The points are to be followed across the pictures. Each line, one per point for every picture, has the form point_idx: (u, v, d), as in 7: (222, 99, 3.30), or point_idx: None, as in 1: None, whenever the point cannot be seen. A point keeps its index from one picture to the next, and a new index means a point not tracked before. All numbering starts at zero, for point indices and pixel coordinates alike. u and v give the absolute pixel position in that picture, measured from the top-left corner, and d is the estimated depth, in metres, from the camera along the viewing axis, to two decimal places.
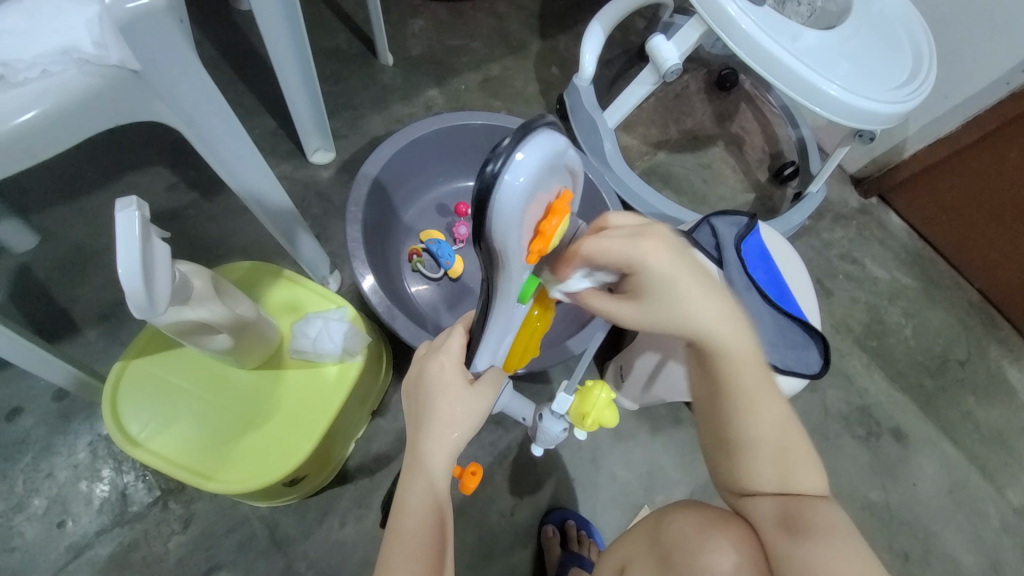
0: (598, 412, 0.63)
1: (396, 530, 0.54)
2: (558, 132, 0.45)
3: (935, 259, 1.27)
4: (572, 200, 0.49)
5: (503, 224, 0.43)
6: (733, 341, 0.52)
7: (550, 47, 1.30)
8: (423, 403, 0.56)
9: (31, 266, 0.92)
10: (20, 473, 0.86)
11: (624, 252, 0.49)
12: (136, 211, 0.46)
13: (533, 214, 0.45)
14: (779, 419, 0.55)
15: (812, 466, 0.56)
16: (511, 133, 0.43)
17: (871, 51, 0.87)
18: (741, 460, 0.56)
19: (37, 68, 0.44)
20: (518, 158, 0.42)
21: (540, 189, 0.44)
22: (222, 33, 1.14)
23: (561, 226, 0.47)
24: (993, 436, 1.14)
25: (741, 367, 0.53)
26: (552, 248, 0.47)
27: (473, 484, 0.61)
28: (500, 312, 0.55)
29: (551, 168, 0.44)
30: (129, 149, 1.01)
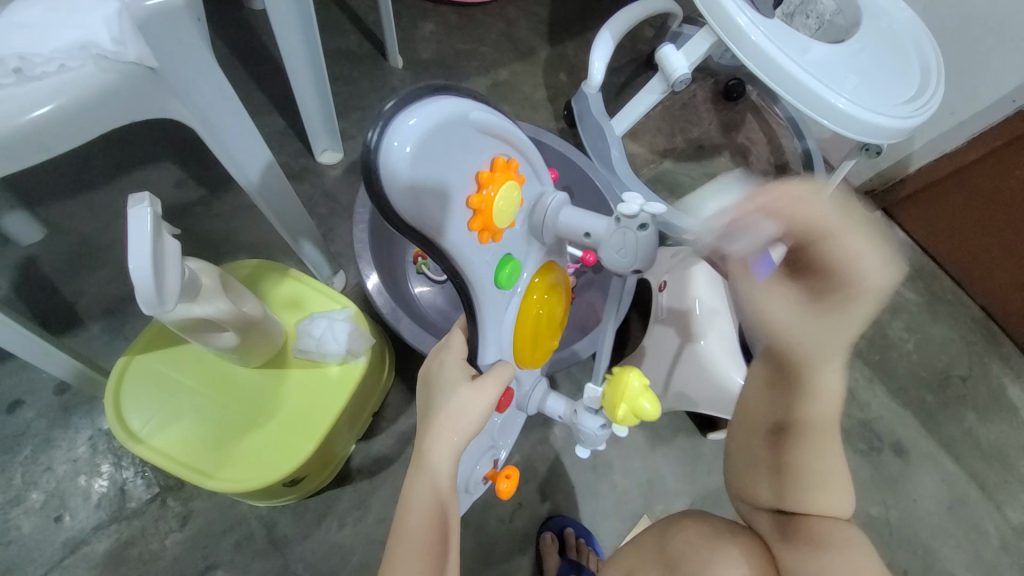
0: (631, 399, 0.62)
1: (399, 530, 0.54)
2: (450, 96, 0.46)
3: (938, 274, 1.27)
4: (509, 169, 0.51)
5: (403, 193, 0.44)
6: (826, 358, 0.51)
7: (559, 54, 1.31)
8: (431, 402, 0.57)
9: (37, 258, 0.93)
10: (18, 466, 0.85)
11: (855, 248, 0.45)
12: (148, 207, 0.46)
13: (448, 181, 0.46)
14: (826, 438, 0.55)
15: (834, 485, 0.54)
16: (393, 100, 0.44)
17: (879, 67, 0.87)
18: (783, 470, 0.56)
19: (54, 63, 0.44)
20: (400, 125, 0.43)
21: (438, 153, 0.45)
22: (234, 31, 1.15)
23: (495, 197, 0.49)
24: (993, 453, 1.14)
25: (817, 381, 0.52)
26: (495, 213, 0.50)
27: (511, 488, 0.62)
28: (487, 304, 0.57)
29: (451, 131, 0.45)
30: (137, 144, 1.01)
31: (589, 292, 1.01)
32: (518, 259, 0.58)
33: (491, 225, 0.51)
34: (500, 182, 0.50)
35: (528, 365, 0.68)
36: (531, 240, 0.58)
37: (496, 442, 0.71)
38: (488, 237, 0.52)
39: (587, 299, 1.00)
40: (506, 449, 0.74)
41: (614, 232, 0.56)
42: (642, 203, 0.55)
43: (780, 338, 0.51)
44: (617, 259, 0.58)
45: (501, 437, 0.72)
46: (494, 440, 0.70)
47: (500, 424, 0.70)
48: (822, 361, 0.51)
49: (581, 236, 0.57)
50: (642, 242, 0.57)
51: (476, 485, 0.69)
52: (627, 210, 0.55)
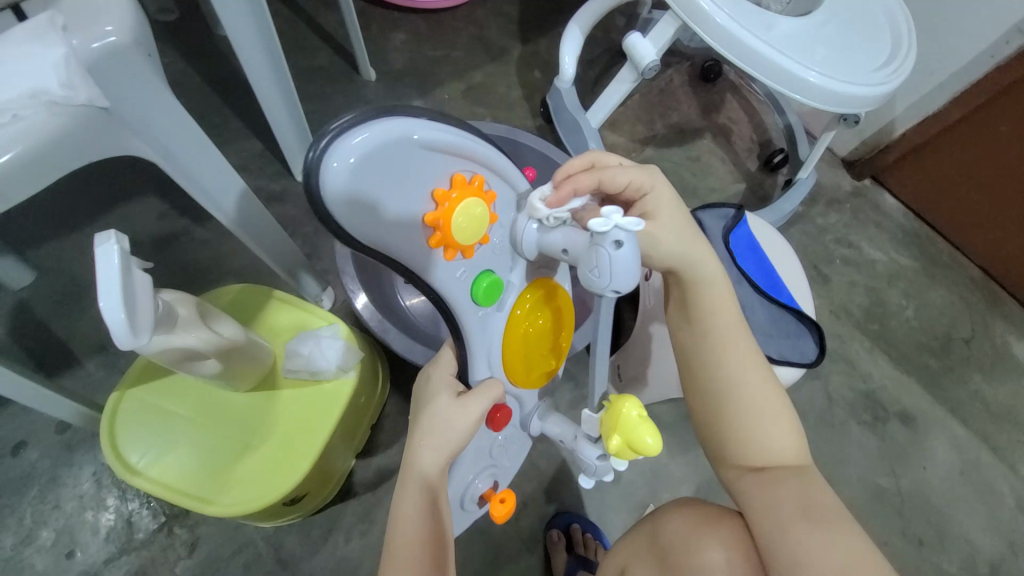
0: (627, 429, 0.54)
1: (393, 546, 0.56)
2: (396, 115, 0.48)
3: (933, 238, 1.25)
4: (468, 183, 0.52)
5: (348, 211, 0.48)
6: (708, 264, 0.59)
7: (531, 52, 1.31)
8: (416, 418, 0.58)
9: (28, 301, 0.94)
10: (27, 506, 0.87)
11: (628, 176, 0.57)
12: (115, 244, 0.46)
13: (397, 199, 0.49)
14: (756, 362, 0.59)
15: (791, 429, 0.58)
16: (339, 121, 0.46)
17: (847, 37, 0.86)
18: (744, 415, 0.57)
19: (8, 114, 0.44)
20: (339, 147, 0.46)
21: (381, 172, 0.47)
22: (206, 60, 1.16)
23: (450, 210, 0.50)
24: (1002, 413, 1.12)
25: (714, 289, 0.59)
26: (453, 231, 0.51)
27: (506, 513, 0.62)
28: (468, 320, 0.59)
29: (395, 152, 0.48)
30: (117, 179, 1.02)
31: (579, 284, 0.96)
32: (500, 276, 0.59)
33: (452, 241, 0.52)
34: (454, 197, 0.50)
35: (524, 384, 0.68)
36: (515, 256, 0.59)
37: (496, 463, 0.69)
38: (452, 253, 0.53)
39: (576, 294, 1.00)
40: (511, 470, 0.71)
41: (588, 252, 0.48)
42: (619, 219, 0.45)
43: (675, 257, 0.58)
44: (591, 282, 0.48)
45: (503, 455, 0.69)
46: (496, 459, 0.68)
47: (499, 442, 0.68)
48: (708, 267, 0.59)
49: (560, 252, 0.55)
50: (620, 264, 0.46)
51: (472, 503, 0.67)
52: (598, 228, 0.46)
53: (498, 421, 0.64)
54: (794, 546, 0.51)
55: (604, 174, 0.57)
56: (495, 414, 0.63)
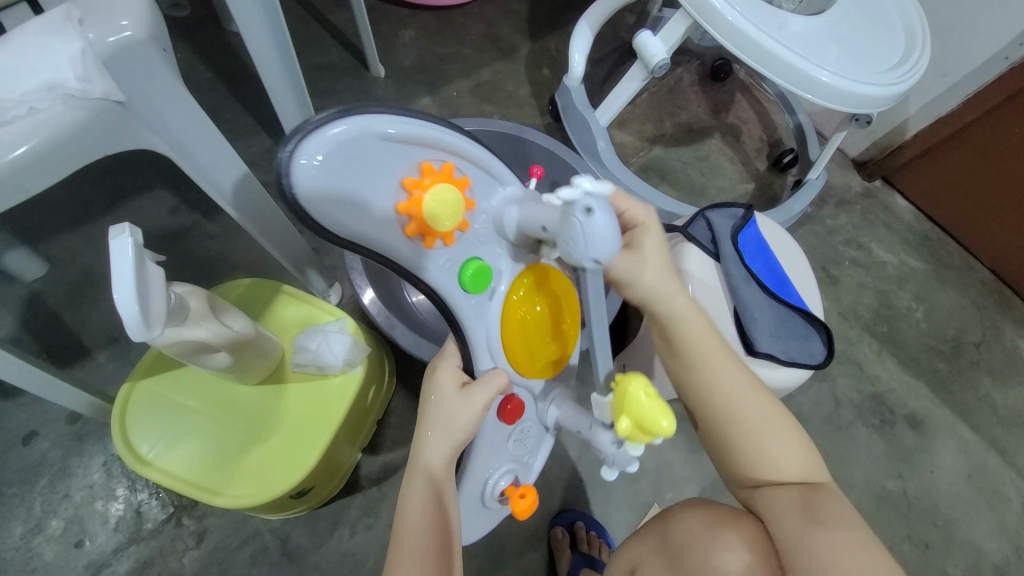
0: (639, 411, 0.52)
1: (401, 540, 0.56)
2: (358, 113, 0.52)
3: (944, 240, 1.24)
4: (435, 171, 0.55)
5: (325, 206, 0.52)
6: (682, 304, 0.58)
7: (540, 49, 1.31)
8: (424, 412, 0.59)
9: (41, 293, 0.95)
10: (37, 495, 0.88)
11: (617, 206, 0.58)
12: (128, 237, 0.47)
13: (368, 192, 0.53)
14: (748, 392, 0.58)
15: (793, 449, 0.58)
16: (306, 123, 0.51)
17: (860, 35, 0.85)
18: (735, 444, 0.58)
19: (23, 106, 0.44)
20: (308, 146, 0.50)
21: (350, 167, 0.52)
22: (217, 55, 1.16)
23: (419, 197, 0.54)
24: (1011, 418, 1.11)
25: (693, 328, 0.58)
26: (426, 216, 0.54)
27: (527, 508, 0.63)
28: (461, 308, 0.62)
29: (362, 148, 0.52)
30: (129, 173, 1.03)
31: None
32: (489, 265, 0.61)
33: (426, 226, 0.55)
34: (421, 183, 0.54)
35: (532, 375, 0.68)
36: (501, 241, 0.62)
37: (513, 459, 0.68)
38: (429, 239, 0.57)
39: None
40: (529, 467, 0.71)
41: (563, 224, 0.49)
42: (586, 184, 0.47)
43: (648, 300, 0.58)
44: (569, 253, 0.48)
45: (520, 451, 0.69)
46: (515, 454, 0.68)
47: (514, 436, 0.68)
48: (682, 308, 0.58)
49: (541, 229, 0.57)
50: (595, 231, 0.46)
51: (494, 500, 0.68)
52: (567, 198, 0.47)
53: (511, 413, 0.65)
54: (809, 553, 0.52)
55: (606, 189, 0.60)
56: (506, 406, 0.65)
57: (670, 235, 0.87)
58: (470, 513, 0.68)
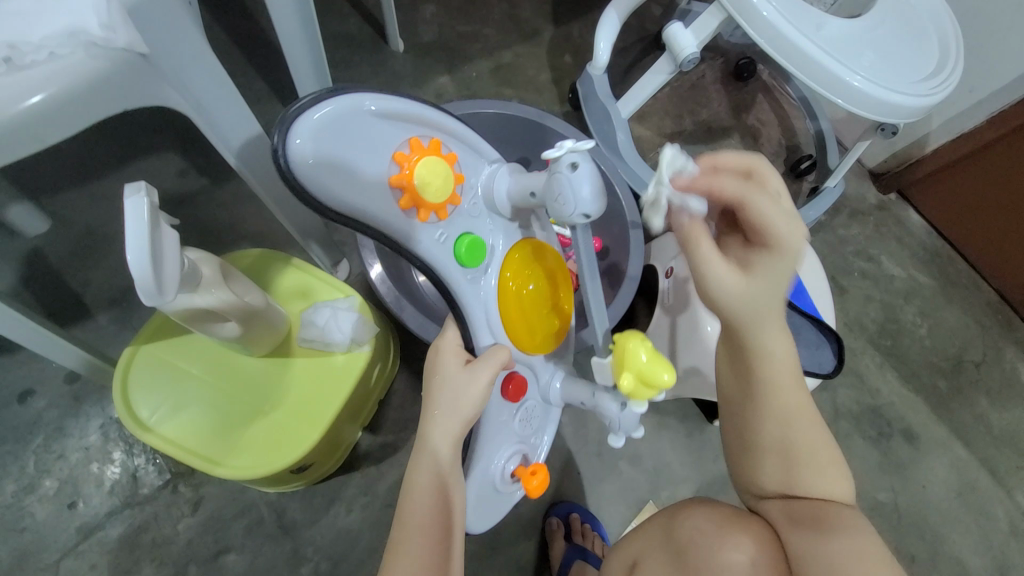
0: (639, 367, 0.52)
1: (403, 519, 0.55)
2: (347, 92, 0.52)
3: (953, 258, 1.23)
4: (427, 146, 0.56)
5: (319, 182, 0.51)
6: (774, 339, 0.54)
7: (564, 35, 1.27)
8: (429, 389, 0.58)
9: (43, 250, 0.93)
10: (31, 454, 0.87)
11: (775, 221, 0.49)
12: (145, 197, 0.46)
13: (361, 165, 0.52)
14: (807, 423, 0.57)
15: (825, 464, 0.56)
16: (292, 104, 0.50)
17: (896, 42, 0.83)
18: (766, 462, 0.58)
19: (43, 51, 0.44)
20: (301, 122, 0.49)
21: (342, 140, 0.51)
22: (233, 17, 1.13)
23: (412, 171, 0.54)
24: (1004, 439, 1.12)
25: (772, 361, 0.55)
26: (419, 188, 0.54)
27: (538, 487, 0.61)
28: (458, 284, 0.62)
29: (353, 125, 0.52)
30: (136, 131, 1.00)
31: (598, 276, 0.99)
32: (484, 239, 0.62)
33: (420, 199, 0.55)
34: (414, 155, 0.54)
35: (533, 350, 0.69)
36: (493, 215, 0.63)
37: (520, 440, 0.69)
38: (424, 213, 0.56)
39: None
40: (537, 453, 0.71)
41: (550, 182, 0.53)
42: (569, 143, 0.50)
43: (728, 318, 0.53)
44: (558, 211, 0.52)
45: (526, 431, 0.69)
46: (521, 434, 0.69)
47: (520, 419, 0.68)
48: (771, 341, 0.54)
49: (530, 196, 0.59)
50: (580, 186, 0.50)
51: (507, 484, 0.67)
52: (552, 157, 0.51)
53: (515, 390, 0.66)
54: (821, 556, 0.51)
55: (753, 187, 0.49)
56: (510, 384, 0.65)
57: None
58: (479, 497, 0.66)
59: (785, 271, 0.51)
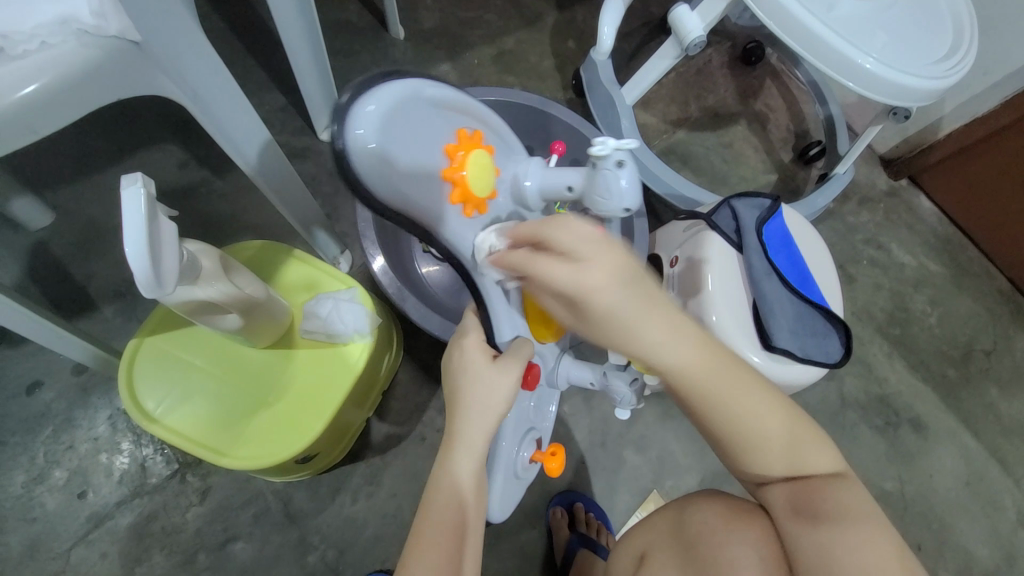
0: None
1: (433, 518, 0.54)
2: (400, 81, 0.51)
3: (965, 245, 1.21)
4: (475, 139, 0.56)
5: (375, 175, 0.50)
6: (676, 360, 0.45)
7: (566, 20, 1.25)
8: (458, 390, 0.57)
9: (47, 243, 0.94)
10: (41, 445, 0.89)
11: (566, 281, 0.39)
12: (142, 188, 0.45)
13: (416, 159, 0.52)
14: (756, 399, 0.52)
15: (808, 445, 0.56)
16: (347, 92, 0.49)
17: (909, 23, 0.81)
18: (737, 454, 0.56)
19: (35, 40, 0.44)
20: (361, 115, 0.49)
21: (402, 131, 0.50)
22: (231, 6, 1.11)
23: (465, 166, 0.54)
24: (1014, 428, 1.11)
25: (688, 375, 0.46)
26: (469, 184, 0.55)
27: (557, 467, 0.63)
28: (486, 275, 0.61)
29: (409, 117, 0.51)
30: (136, 123, 1.00)
31: None
32: None
33: (470, 194, 0.55)
34: (467, 150, 0.55)
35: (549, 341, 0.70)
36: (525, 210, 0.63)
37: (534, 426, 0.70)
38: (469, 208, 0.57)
39: None
40: (547, 430, 0.73)
41: (592, 179, 0.52)
42: (615, 141, 0.49)
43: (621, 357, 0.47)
44: (600, 207, 0.53)
45: (536, 416, 0.71)
46: (532, 418, 0.70)
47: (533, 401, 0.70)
48: (671, 365, 0.45)
49: (565, 190, 0.58)
50: (620, 184, 0.51)
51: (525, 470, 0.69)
52: (598, 153, 0.50)
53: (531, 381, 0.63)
54: (825, 547, 0.52)
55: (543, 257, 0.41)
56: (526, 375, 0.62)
57: (693, 223, 0.85)
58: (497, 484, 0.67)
59: (624, 320, 0.40)
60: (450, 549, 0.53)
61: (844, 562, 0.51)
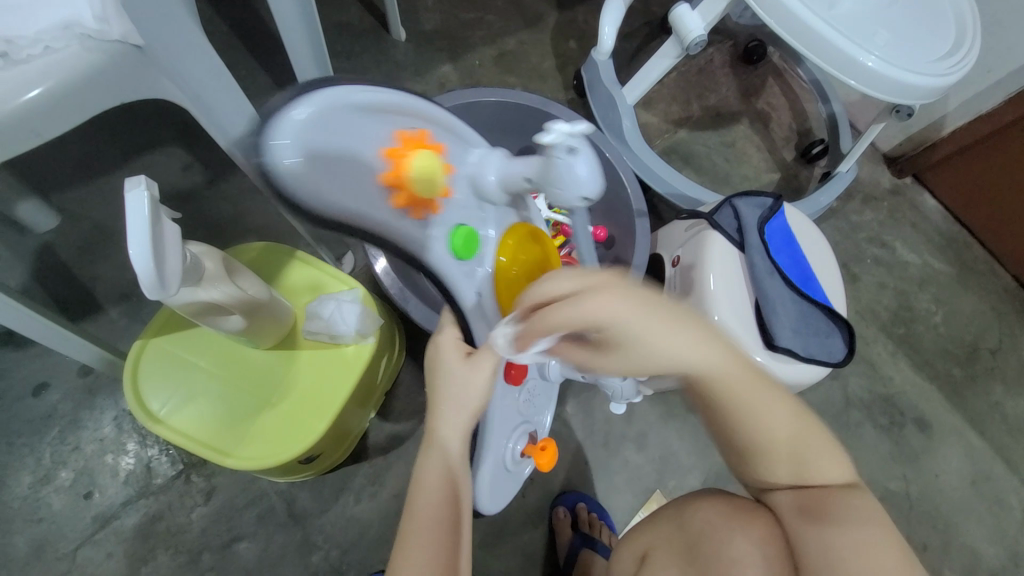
0: None
1: (414, 512, 0.56)
2: (323, 88, 0.48)
3: (970, 243, 1.20)
4: (416, 137, 0.51)
5: (304, 188, 0.46)
6: (703, 367, 0.45)
7: (568, 20, 1.25)
8: (434, 385, 0.58)
9: (53, 246, 0.95)
10: (47, 446, 0.89)
11: (577, 316, 0.41)
12: (145, 190, 0.46)
13: (343, 166, 0.47)
14: (779, 411, 0.52)
15: (827, 455, 0.55)
16: (267, 107, 0.46)
17: (911, 20, 0.80)
18: (761, 463, 0.56)
19: (39, 45, 0.44)
20: (283, 124, 0.45)
21: (326, 140, 0.47)
22: (234, 10, 1.12)
23: (404, 165, 0.50)
24: (1020, 427, 1.10)
25: (721, 383, 0.47)
26: (411, 184, 0.50)
27: (548, 461, 0.66)
28: (451, 277, 0.57)
29: (332, 122, 0.47)
30: (141, 126, 1.00)
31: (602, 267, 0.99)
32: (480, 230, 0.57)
33: (414, 195, 0.51)
34: (402, 149, 0.50)
35: None
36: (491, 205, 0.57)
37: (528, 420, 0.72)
38: (421, 210, 0.52)
39: None
40: (541, 425, 0.75)
41: (546, 168, 0.48)
42: (563, 127, 0.45)
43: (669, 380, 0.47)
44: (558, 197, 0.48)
45: (532, 411, 0.72)
46: (526, 414, 0.71)
47: (525, 397, 0.70)
48: (700, 372, 0.45)
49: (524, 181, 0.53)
50: (574, 171, 0.46)
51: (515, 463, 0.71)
52: (549, 142, 0.46)
53: (517, 376, 0.65)
54: (825, 549, 0.52)
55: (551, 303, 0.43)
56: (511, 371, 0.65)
57: (693, 222, 0.85)
58: (494, 479, 0.70)
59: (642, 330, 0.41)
60: (437, 542, 0.54)
61: (846, 565, 0.51)
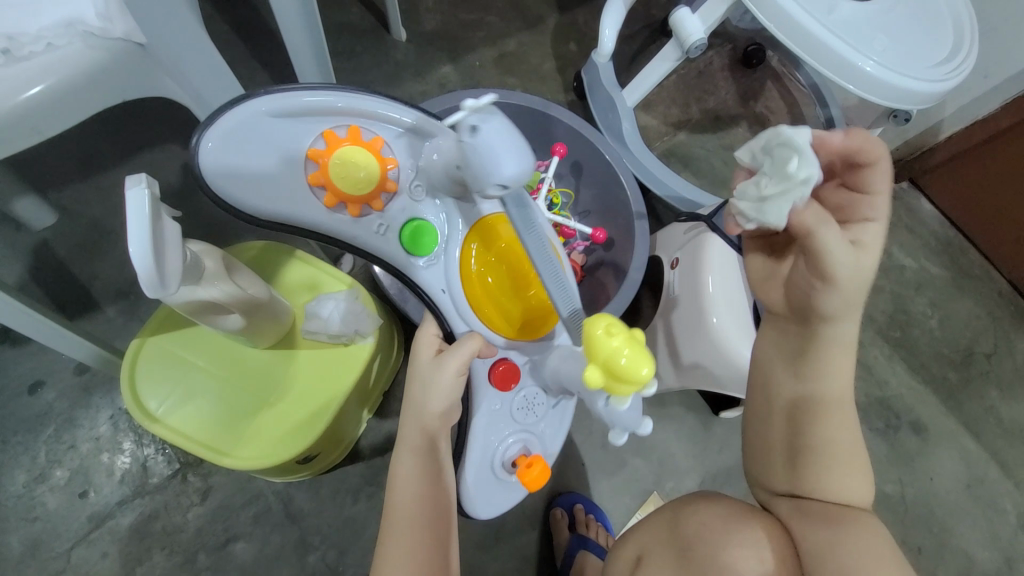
0: (608, 355, 0.45)
1: (394, 509, 0.58)
2: (254, 99, 0.56)
3: (966, 248, 1.21)
4: (348, 138, 0.59)
5: (237, 190, 0.56)
6: (841, 311, 0.54)
7: (568, 22, 1.25)
8: (409, 387, 0.60)
9: (50, 243, 0.94)
10: (42, 445, 0.89)
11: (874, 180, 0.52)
12: (146, 188, 0.46)
13: (273, 169, 0.57)
14: (843, 420, 0.57)
15: (856, 471, 0.56)
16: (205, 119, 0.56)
17: (910, 26, 0.81)
18: (807, 465, 0.56)
19: (42, 42, 0.44)
20: (210, 131, 0.54)
21: (250, 146, 0.56)
22: (235, 8, 1.12)
23: (324, 166, 0.58)
24: (1014, 431, 1.11)
25: (837, 348, 0.56)
26: (338, 184, 0.58)
27: (537, 478, 0.59)
28: (407, 268, 0.65)
29: (258, 129, 0.56)
30: (139, 124, 1.00)
31: (602, 269, 0.99)
32: (428, 222, 0.63)
33: (339, 193, 0.59)
34: (327, 151, 0.58)
35: (518, 335, 0.68)
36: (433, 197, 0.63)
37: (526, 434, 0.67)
38: (355, 206, 0.61)
39: (598, 278, 0.99)
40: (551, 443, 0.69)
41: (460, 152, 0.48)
42: (467, 104, 0.45)
43: (843, 284, 0.52)
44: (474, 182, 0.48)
45: (535, 421, 0.67)
46: (523, 424, 0.67)
47: (520, 404, 0.66)
48: (837, 314, 0.54)
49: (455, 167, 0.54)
50: (481, 147, 0.45)
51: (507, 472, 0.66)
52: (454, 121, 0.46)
53: (503, 376, 0.66)
54: (833, 547, 0.52)
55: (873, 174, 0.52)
56: (497, 368, 0.65)
57: (694, 226, 0.85)
58: (489, 489, 0.66)
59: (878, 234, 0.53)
60: (417, 539, 0.55)
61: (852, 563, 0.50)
